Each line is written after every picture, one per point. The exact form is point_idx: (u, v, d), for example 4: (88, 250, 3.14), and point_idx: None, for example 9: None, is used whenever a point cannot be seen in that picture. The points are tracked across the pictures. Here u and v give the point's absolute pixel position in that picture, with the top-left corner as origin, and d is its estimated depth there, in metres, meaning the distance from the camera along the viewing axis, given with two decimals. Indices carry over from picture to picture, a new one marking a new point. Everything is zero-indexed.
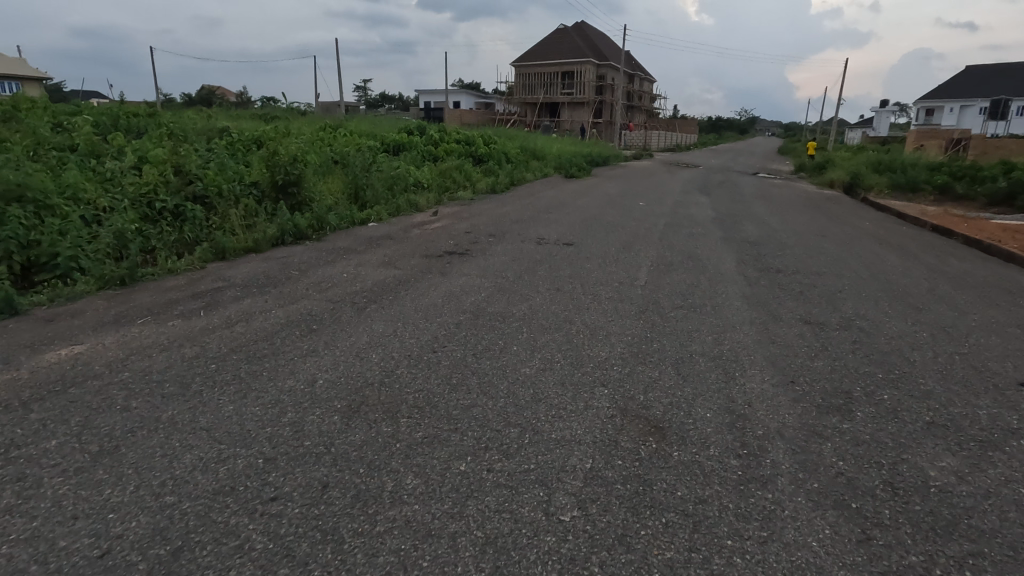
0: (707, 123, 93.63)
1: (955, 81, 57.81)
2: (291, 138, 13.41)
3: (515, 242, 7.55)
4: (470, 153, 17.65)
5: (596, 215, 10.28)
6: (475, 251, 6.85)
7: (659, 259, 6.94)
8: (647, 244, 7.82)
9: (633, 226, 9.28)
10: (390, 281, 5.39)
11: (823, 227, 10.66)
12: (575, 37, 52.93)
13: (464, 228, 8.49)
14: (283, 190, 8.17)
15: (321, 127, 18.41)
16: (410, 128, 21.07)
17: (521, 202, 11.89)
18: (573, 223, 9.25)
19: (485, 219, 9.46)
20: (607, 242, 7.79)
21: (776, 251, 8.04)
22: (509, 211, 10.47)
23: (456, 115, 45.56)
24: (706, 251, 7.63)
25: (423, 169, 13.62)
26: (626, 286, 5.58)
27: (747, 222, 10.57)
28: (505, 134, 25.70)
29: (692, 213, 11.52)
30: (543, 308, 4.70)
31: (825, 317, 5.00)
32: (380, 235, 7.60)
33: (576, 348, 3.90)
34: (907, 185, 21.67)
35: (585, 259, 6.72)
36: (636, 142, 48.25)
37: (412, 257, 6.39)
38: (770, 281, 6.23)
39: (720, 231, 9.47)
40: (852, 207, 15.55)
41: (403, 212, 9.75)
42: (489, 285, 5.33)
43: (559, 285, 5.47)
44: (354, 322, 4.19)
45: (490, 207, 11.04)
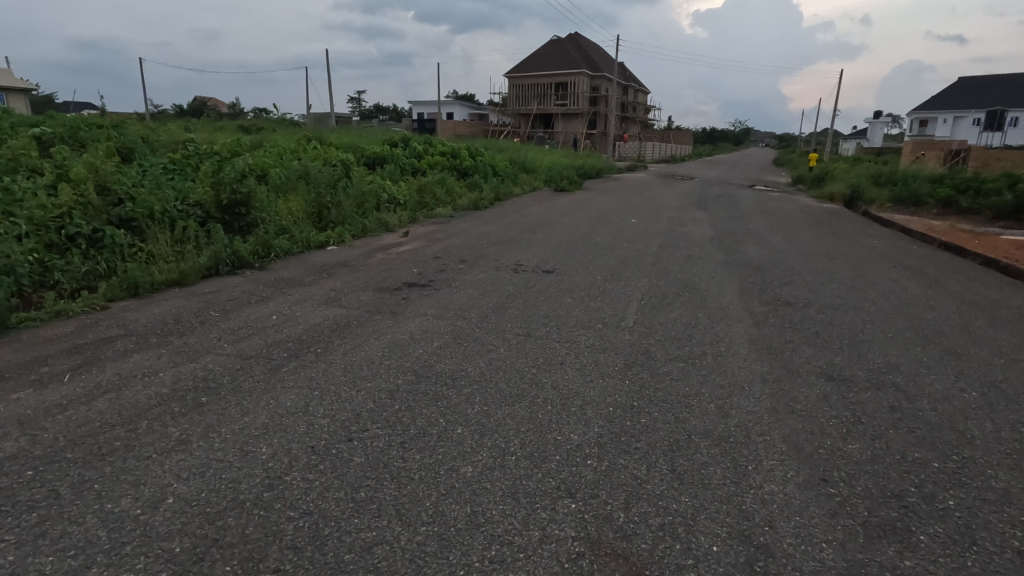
0: (701, 134, 93.59)
1: (950, 92, 57.58)
2: (259, 151, 12.53)
3: (488, 270, 6.68)
4: (455, 167, 16.81)
5: (583, 236, 9.44)
6: (439, 283, 5.98)
7: (649, 290, 6.08)
8: (636, 272, 6.98)
9: (622, 249, 8.44)
10: (327, 325, 4.49)
11: (829, 247, 9.82)
12: (569, 49, 52.64)
13: (434, 252, 7.63)
14: (229, 211, 7.28)
15: (300, 139, 17.56)
16: (394, 140, 20.25)
17: (504, 220, 11.05)
18: (557, 245, 8.41)
19: (459, 241, 8.60)
20: (592, 269, 6.94)
21: (781, 278, 7.20)
22: (489, 231, 9.61)
23: (448, 127, 44.92)
24: (703, 280, 6.78)
25: (401, 184, 12.76)
26: (608, 329, 4.72)
27: (748, 243, 9.72)
28: (495, 146, 24.91)
29: (688, 232, 10.69)
30: (506, 365, 3.81)
31: (849, 371, 4.14)
32: (335, 263, 6.73)
33: (538, 427, 3.02)
34: (908, 199, 20.94)
35: (564, 291, 5.86)
36: (631, 153, 47.73)
37: (364, 291, 5.52)
38: (777, 319, 5.37)
39: (717, 254, 8.62)
40: (856, 222, 14.77)
41: (371, 233, 8.86)
42: (445, 329, 4.46)
43: (530, 329, 4.61)
44: (259, 390, 3.29)
45: (469, 226, 10.18)
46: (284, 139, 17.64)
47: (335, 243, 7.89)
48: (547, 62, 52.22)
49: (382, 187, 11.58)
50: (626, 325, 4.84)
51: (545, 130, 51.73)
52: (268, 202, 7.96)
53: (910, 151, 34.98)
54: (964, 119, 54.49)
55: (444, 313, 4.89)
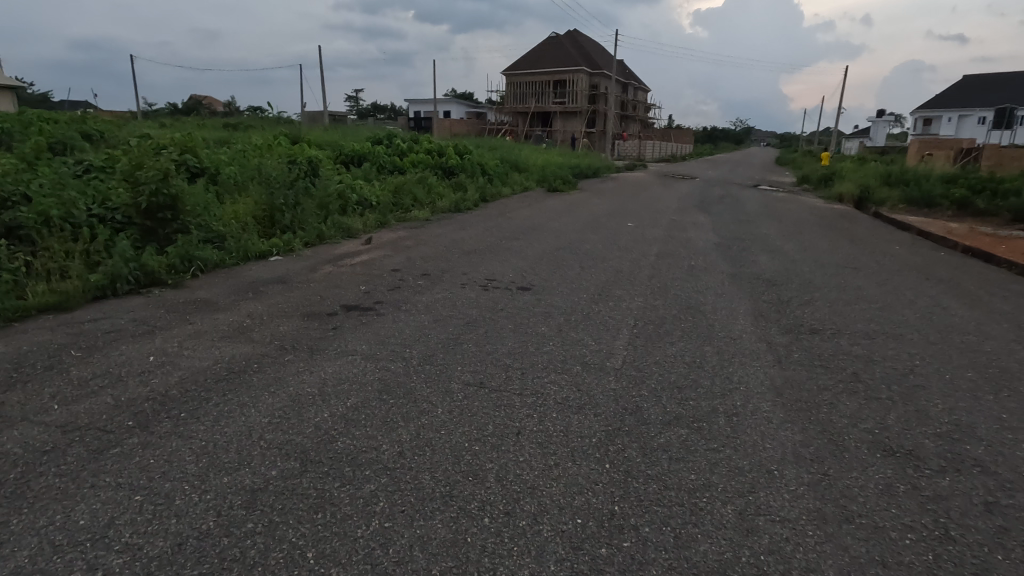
0: (702, 133, 92.55)
1: (956, 91, 56.47)
2: (220, 148, 11.44)
3: (451, 287, 5.60)
4: (440, 166, 15.72)
5: (572, 243, 8.35)
6: (387, 305, 4.91)
7: (642, 315, 5.01)
8: (628, 288, 5.91)
9: (615, 259, 7.37)
10: (217, 370, 3.43)
11: (848, 256, 8.73)
12: (567, 46, 51.62)
13: (394, 264, 6.55)
14: (150, 215, 6.20)
15: (277, 136, 16.48)
16: (379, 138, 19.12)
17: (485, 224, 9.98)
18: (540, 255, 7.33)
19: (427, 250, 7.52)
20: (577, 286, 5.87)
21: (800, 295, 6.12)
22: (466, 238, 8.52)
23: (443, 125, 43.93)
24: (707, 299, 5.71)
25: (376, 186, 11.67)
26: (587, 374, 3.64)
27: (757, 251, 8.66)
28: (487, 145, 23.84)
29: (689, 238, 9.61)
30: (438, 438, 2.75)
31: (908, 439, 3.06)
32: (269, 279, 5.65)
33: (461, 564, 1.95)
34: (921, 200, 19.83)
35: (538, 316, 4.79)
36: (630, 152, 46.70)
37: (287, 318, 4.45)
38: (802, 355, 4.28)
39: (723, 264, 7.54)
40: (870, 226, 13.70)
41: (328, 240, 7.79)
42: (372, 376, 3.40)
43: (485, 374, 3.53)
44: (55, 491, 2.22)
45: (444, 232, 9.10)
46: (259, 136, 16.58)
47: (280, 253, 6.81)
48: (545, 59, 51.15)
49: (351, 188, 10.50)
50: (611, 367, 3.77)
51: (543, 129, 50.65)
52: (205, 204, 6.90)
53: (918, 150, 33.83)
54: (970, 117, 53.38)
55: (378, 351, 3.81)
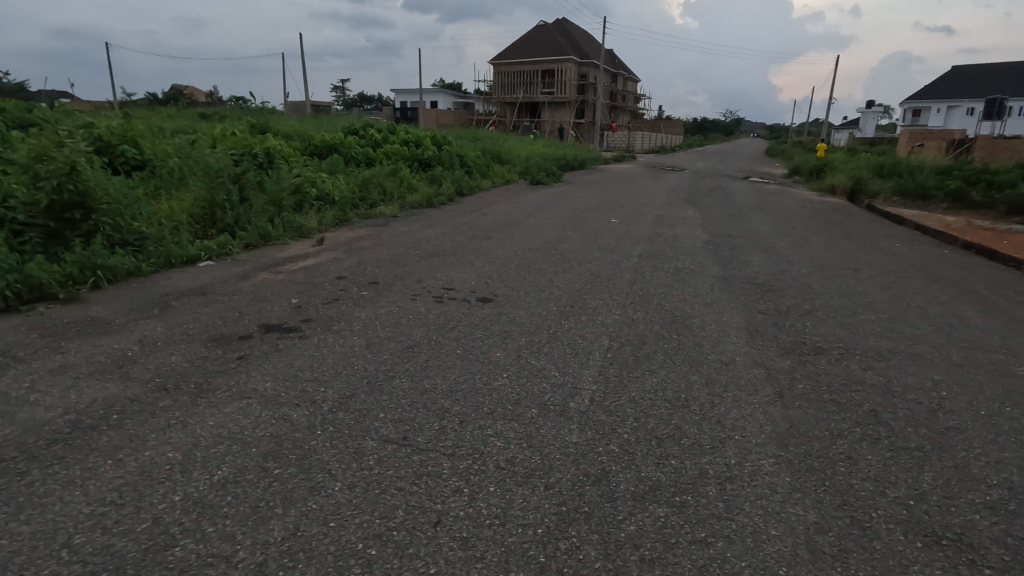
0: (693, 124, 91.82)
1: (945, 81, 56.18)
2: (170, 138, 10.51)
3: (400, 298, 4.84)
4: (415, 157, 14.85)
5: (548, 243, 7.60)
6: (317, 323, 4.14)
7: (618, 333, 4.28)
8: (606, 297, 5.18)
9: (593, 262, 6.63)
10: (62, 423, 2.65)
11: (848, 255, 8.04)
12: (556, 35, 50.63)
13: (341, 269, 5.77)
14: (54, 215, 5.35)
15: (243, 126, 15.53)
16: (353, 128, 18.17)
17: (456, 221, 9.20)
18: (510, 257, 6.58)
19: (385, 251, 6.74)
20: (546, 295, 5.12)
21: (799, 304, 5.42)
22: (431, 237, 7.73)
23: (429, 116, 42.90)
24: (694, 310, 4.99)
25: (342, 179, 10.83)
26: (544, 420, 2.91)
27: (749, 250, 7.97)
28: (470, 135, 22.94)
29: (677, 236, 8.90)
30: (324, 535, 2.01)
31: (953, 514, 2.35)
32: (188, 290, 4.86)
33: None
34: (915, 192, 19.28)
35: (495, 337, 4.04)
36: (620, 143, 45.95)
37: (188, 342, 3.67)
38: (806, 386, 3.58)
39: (713, 267, 6.82)
40: (866, 220, 13.06)
41: (275, 240, 6.98)
42: (264, 430, 2.64)
43: (413, 423, 2.78)
44: None
45: (409, 230, 8.30)
46: (225, 125, 15.62)
47: (212, 257, 6.00)
48: (533, 48, 50.10)
49: (311, 182, 9.65)
50: (575, 410, 3.04)
51: (531, 119, 49.70)
52: (127, 201, 6.05)
53: (909, 141, 33.36)
54: (959, 108, 53.13)
55: (285, 390, 3.05)
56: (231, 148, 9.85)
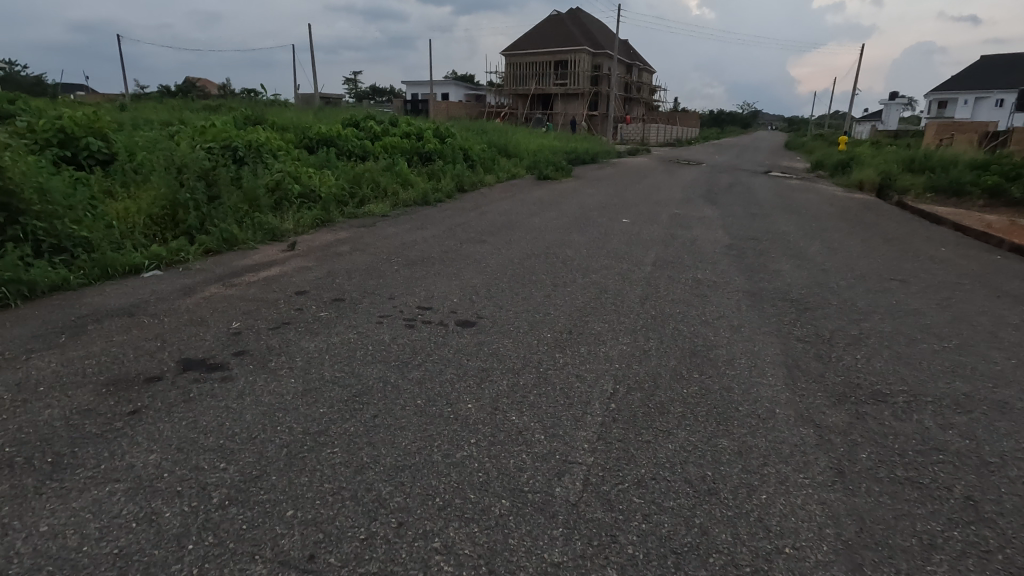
0: (709, 117, 89.87)
1: (974, 71, 54.03)
2: (147, 130, 9.81)
3: (362, 321, 4.05)
4: (415, 151, 14.03)
5: (549, 248, 6.76)
6: (251, 357, 3.36)
7: (624, 372, 3.45)
8: (611, 320, 4.34)
9: (598, 272, 5.79)
10: None
11: (889, 263, 7.11)
12: (570, 25, 49.42)
13: (306, 281, 4.99)
14: None
15: (237, 118, 14.83)
16: (354, 120, 17.37)
17: (450, 222, 8.38)
18: (503, 266, 5.77)
19: (362, 259, 5.96)
20: (540, 317, 4.30)
21: (842, 328, 4.54)
22: (418, 241, 6.94)
23: (439, 108, 42.09)
24: (718, 338, 4.14)
25: (331, 175, 10.05)
26: (516, 522, 2.09)
27: (776, 257, 7.05)
28: (476, 128, 22.09)
29: (695, 239, 8.00)
30: None
31: None
32: (114, 310, 4.11)
33: None
34: (948, 187, 18.09)
35: (469, 378, 3.23)
36: (634, 136, 44.74)
37: (77, 387, 2.91)
38: (870, 454, 2.72)
39: (737, 278, 5.94)
40: (901, 220, 12.01)
41: (241, 244, 6.22)
42: (112, 545, 1.87)
43: (330, 530, 1.99)
44: None
45: (397, 232, 7.52)
46: (218, 117, 14.94)
47: (161, 267, 5.24)
48: (545, 38, 48.94)
49: (295, 178, 8.88)
50: (561, 504, 2.22)
51: (542, 111, 48.62)
52: (66, 201, 5.33)
53: (936, 133, 31.85)
54: (988, 99, 51.09)
55: (167, 470, 2.26)
56: (209, 142, 9.11)
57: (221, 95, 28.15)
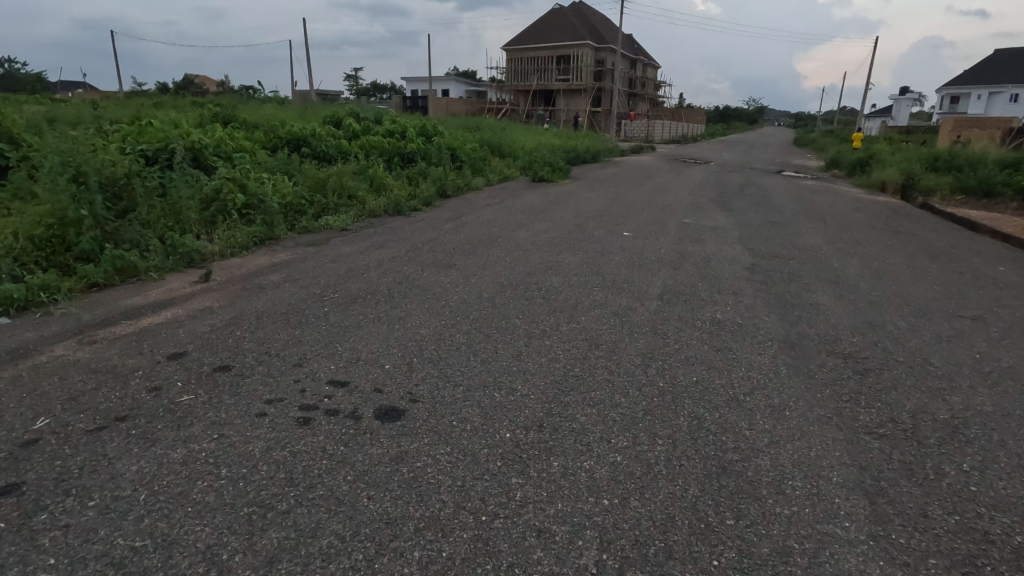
0: (715, 112, 88.19)
1: (988, 64, 52.24)
2: (76, 129, 8.54)
3: (235, 412, 2.78)
4: (396, 152, 12.71)
5: (531, 276, 5.48)
6: (20, 502, 2.11)
7: (615, 520, 2.19)
8: (600, 403, 3.07)
9: (589, 313, 4.52)
10: None
11: (949, 292, 5.80)
12: (572, 18, 47.95)
13: (195, 334, 3.73)
14: None
15: (204, 115, 13.57)
16: (335, 115, 16.05)
17: (419, 237, 7.11)
18: (468, 306, 4.50)
19: (289, 294, 4.69)
20: (499, 400, 3.03)
21: (922, 410, 3.26)
22: (372, 266, 5.68)
23: (437, 105, 40.86)
24: (752, 436, 2.86)
25: (290, 182, 8.78)
26: None
27: (811, 286, 5.76)
28: (470, 126, 20.73)
29: (709, 259, 6.70)
30: None
31: None
32: None
33: None
34: (979, 188, 16.63)
35: (359, 547, 1.97)
36: (639, 133, 43.33)
37: None
38: None
39: (766, 319, 4.65)
40: (940, 228, 10.65)
41: (142, 275, 4.97)
42: None
43: None
44: None
45: (350, 252, 6.25)
46: (183, 115, 13.65)
47: (12, 313, 4.00)
48: (547, 32, 47.46)
49: (241, 186, 7.63)
50: None
51: (544, 108, 47.17)
52: None
53: (953, 129, 30.30)
54: (1002, 94, 49.41)
55: None
56: (143, 144, 7.86)
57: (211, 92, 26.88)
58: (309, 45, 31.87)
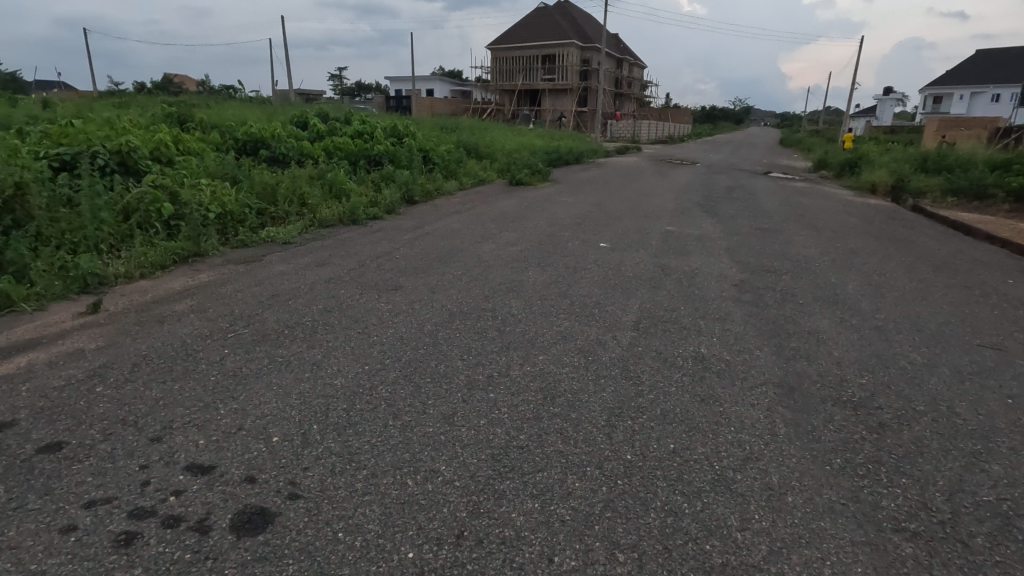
0: (702, 113, 88.13)
1: (971, 64, 52.37)
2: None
3: (31, 526, 2.01)
4: (362, 154, 11.90)
5: (488, 300, 4.74)
6: None
7: None
8: (545, 493, 2.34)
9: (548, 350, 3.79)
10: None
11: (960, 313, 5.15)
12: (558, 17, 47.34)
13: (42, 391, 2.95)
14: None
15: (158, 116, 12.72)
16: (303, 115, 15.18)
17: (371, 251, 6.34)
18: (404, 344, 3.75)
19: (191, 328, 3.92)
20: (410, 494, 2.27)
21: (958, 489, 2.56)
22: (306, 288, 4.90)
23: (420, 105, 40.06)
24: (744, 543, 2.14)
25: (235, 190, 7.97)
26: None
27: (806, 309, 5.08)
28: (449, 127, 19.95)
29: (693, 276, 6.00)
30: None
31: None
32: None
33: None
34: (970, 191, 16.14)
35: None
36: (625, 133, 42.80)
37: None
38: None
39: (758, 355, 3.94)
40: (937, 234, 10.06)
41: (19, 305, 4.16)
42: None
43: None
44: None
45: (285, 271, 5.46)
46: (135, 115, 12.78)
47: None
48: (531, 31, 46.79)
49: (172, 194, 6.82)
50: None
51: (530, 108, 46.50)
52: None
53: (939, 129, 30.07)
54: (985, 94, 49.54)
55: None
56: (61, 147, 7.02)
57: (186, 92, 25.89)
58: (288, 44, 30.96)
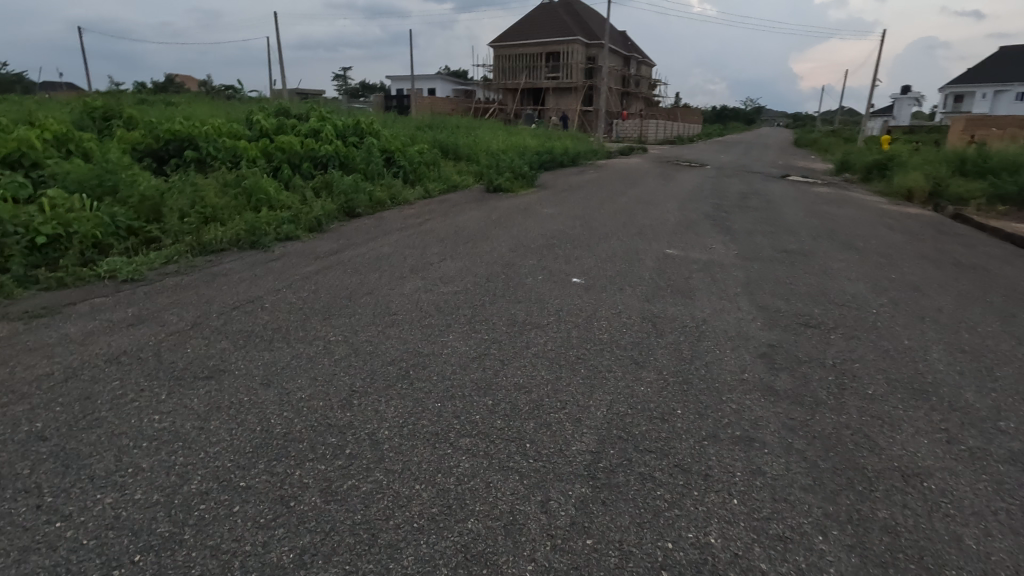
0: (712, 113, 85.79)
1: (996, 60, 49.64)
2: None
3: None
4: (308, 156, 10.03)
5: (352, 405, 2.83)
6: None
7: None
8: None
9: (395, 562, 1.87)
10: None
11: None
12: (563, 13, 45.50)
13: None
14: None
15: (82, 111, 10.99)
16: (256, 110, 13.28)
17: (240, 294, 4.47)
18: (104, 544, 1.87)
19: None
20: None
21: None
22: (64, 374, 3.02)
23: (418, 103, 38.36)
24: None
25: (102, 203, 6.14)
26: None
27: (880, 410, 3.13)
28: (432, 125, 18.06)
29: (699, 337, 4.05)
30: None
31: None
32: None
33: None
34: (1021, 197, 13.96)
35: None
36: (631, 133, 40.77)
37: None
38: None
39: (822, 565, 1.99)
40: (1009, 255, 7.98)
41: None
42: None
43: None
44: None
45: (75, 332, 3.59)
46: (54, 109, 11.02)
47: None
48: (534, 27, 44.83)
49: None
50: None
51: (532, 107, 44.55)
52: None
53: (965, 129, 27.77)
54: (1009, 92, 46.93)
55: None
56: None
57: (166, 91, 24.34)
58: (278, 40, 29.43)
